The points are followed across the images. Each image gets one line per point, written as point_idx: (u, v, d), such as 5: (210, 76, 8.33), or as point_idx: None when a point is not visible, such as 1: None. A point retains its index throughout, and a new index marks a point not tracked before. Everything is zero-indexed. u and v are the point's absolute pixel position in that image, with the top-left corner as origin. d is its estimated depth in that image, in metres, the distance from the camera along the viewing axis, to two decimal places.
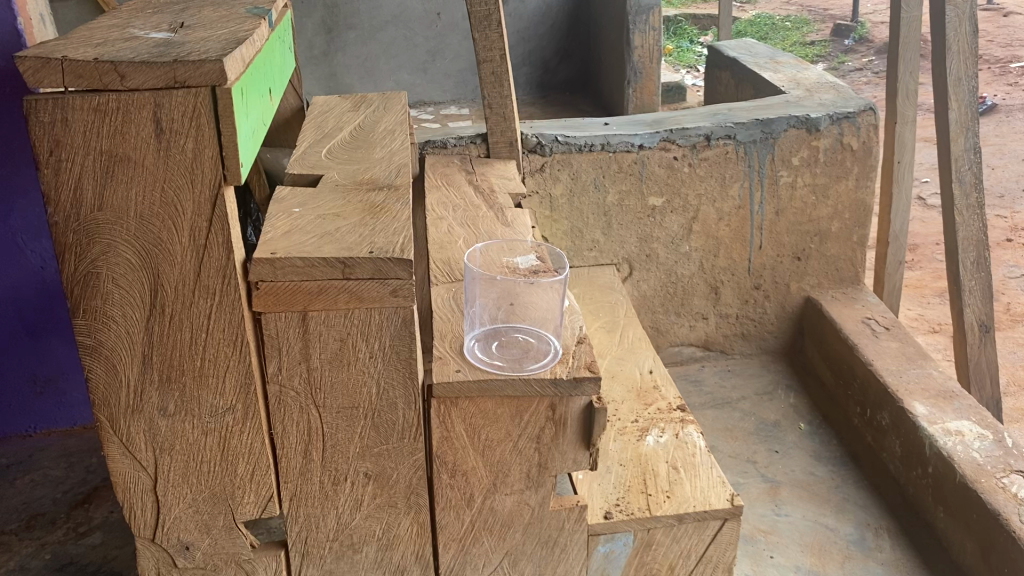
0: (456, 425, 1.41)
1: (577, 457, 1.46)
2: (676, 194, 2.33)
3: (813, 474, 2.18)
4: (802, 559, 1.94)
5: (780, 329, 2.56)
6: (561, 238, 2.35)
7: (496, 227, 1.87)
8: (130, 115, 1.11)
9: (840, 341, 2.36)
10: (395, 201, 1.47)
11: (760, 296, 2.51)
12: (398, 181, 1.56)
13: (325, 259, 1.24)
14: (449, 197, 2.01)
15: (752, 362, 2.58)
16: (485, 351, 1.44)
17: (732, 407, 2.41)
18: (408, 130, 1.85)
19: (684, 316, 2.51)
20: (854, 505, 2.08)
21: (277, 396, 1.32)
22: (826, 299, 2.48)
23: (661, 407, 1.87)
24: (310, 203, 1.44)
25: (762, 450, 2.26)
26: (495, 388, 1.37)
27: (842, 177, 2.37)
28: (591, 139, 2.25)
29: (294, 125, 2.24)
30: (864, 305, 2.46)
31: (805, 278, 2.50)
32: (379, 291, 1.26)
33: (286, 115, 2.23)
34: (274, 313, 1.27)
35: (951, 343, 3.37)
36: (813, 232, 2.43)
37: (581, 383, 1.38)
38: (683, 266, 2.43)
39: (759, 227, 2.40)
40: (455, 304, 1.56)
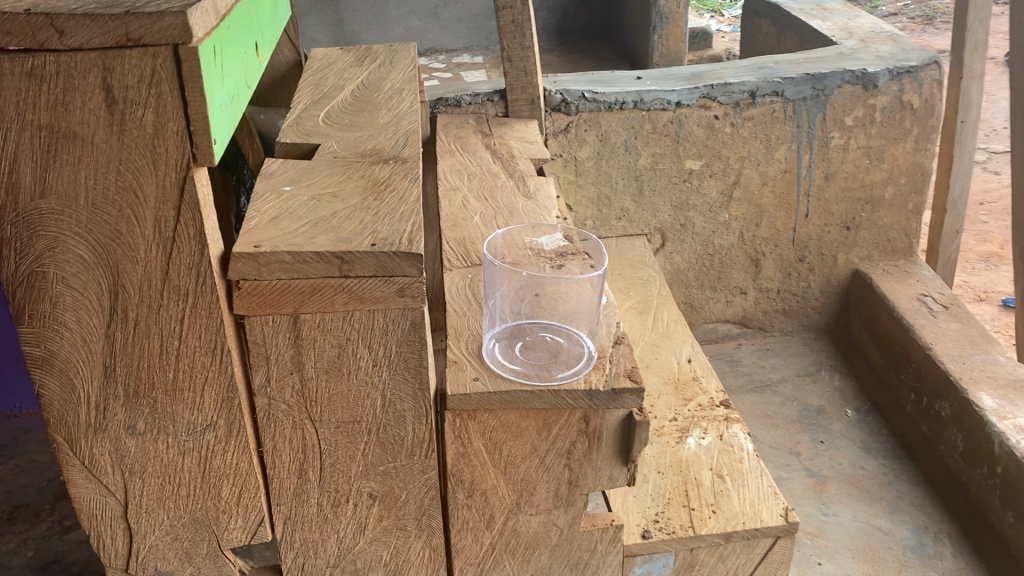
0: (474, 441, 1.21)
1: (612, 473, 1.28)
2: (716, 157, 2.10)
3: (863, 468, 1.99)
4: (854, 568, 1.76)
5: (825, 304, 2.35)
6: (587, 206, 2.14)
7: (518, 199, 1.66)
8: (73, 81, 0.89)
9: (893, 321, 2.15)
10: (402, 178, 1.25)
11: (805, 269, 2.29)
12: (406, 152, 1.34)
13: (318, 254, 1.03)
14: (465, 164, 1.80)
15: (793, 340, 2.38)
16: (508, 355, 1.23)
17: (772, 390, 2.22)
18: (419, 89, 1.63)
19: (720, 291, 2.31)
20: (910, 505, 1.89)
21: (266, 411, 1.13)
22: (877, 273, 2.27)
23: (702, 402, 1.67)
24: (302, 181, 1.23)
25: (806, 440, 2.07)
26: (519, 399, 1.17)
27: (900, 138, 2.14)
28: (622, 96, 2.01)
29: (290, 82, 2.05)
30: (919, 280, 2.24)
31: (854, 249, 2.28)
32: (383, 291, 1.06)
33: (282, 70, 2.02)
34: (259, 317, 1.06)
35: (1001, 314, 3.15)
36: (865, 199, 2.21)
37: (621, 395, 1.18)
38: (721, 236, 2.22)
39: (806, 193, 2.18)
40: (472, 294, 1.36)
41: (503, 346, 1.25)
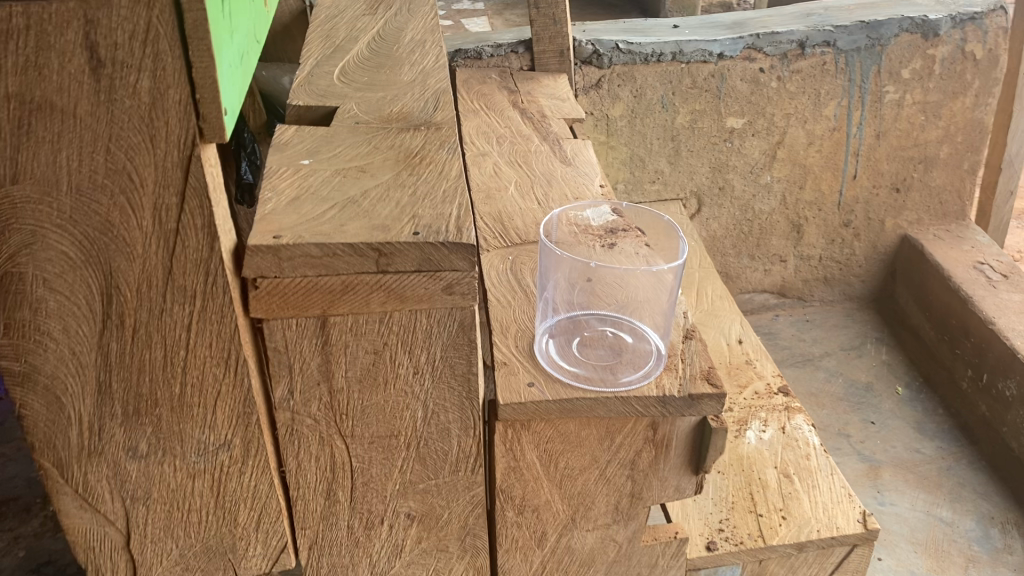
0: (527, 454, 1.05)
1: (679, 484, 1.13)
2: (759, 114, 1.92)
3: (919, 452, 1.85)
4: (917, 564, 1.63)
5: (869, 271, 2.20)
6: (619, 168, 1.96)
7: (555, 167, 1.48)
8: (48, 38, 0.71)
9: (948, 291, 2.00)
10: (438, 148, 1.07)
11: (850, 234, 2.13)
12: (438, 116, 1.16)
13: (352, 245, 0.85)
14: (492, 126, 1.62)
15: (834, 310, 2.23)
16: (569, 356, 1.07)
17: (815, 365, 2.08)
18: (443, 40, 1.44)
19: (759, 259, 2.14)
20: (972, 493, 1.76)
21: (289, 427, 0.96)
22: (927, 239, 2.11)
23: (758, 389, 1.52)
24: (323, 152, 1.05)
25: (856, 421, 1.93)
26: (581, 408, 1.01)
27: (959, 93, 1.96)
28: (660, 47, 1.82)
29: None
30: (973, 246, 2.08)
31: (903, 213, 2.12)
32: (428, 288, 0.90)
33: None
34: (280, 320, 0.89)
35: None
36: (918, 158, 2.04)
37: (699, 402, 1.02)
38: (761, 200, 2.05)
39: (856, 153, 2.01)
40: (515, 280, 1.20)
41: (563, 346, 1.09)
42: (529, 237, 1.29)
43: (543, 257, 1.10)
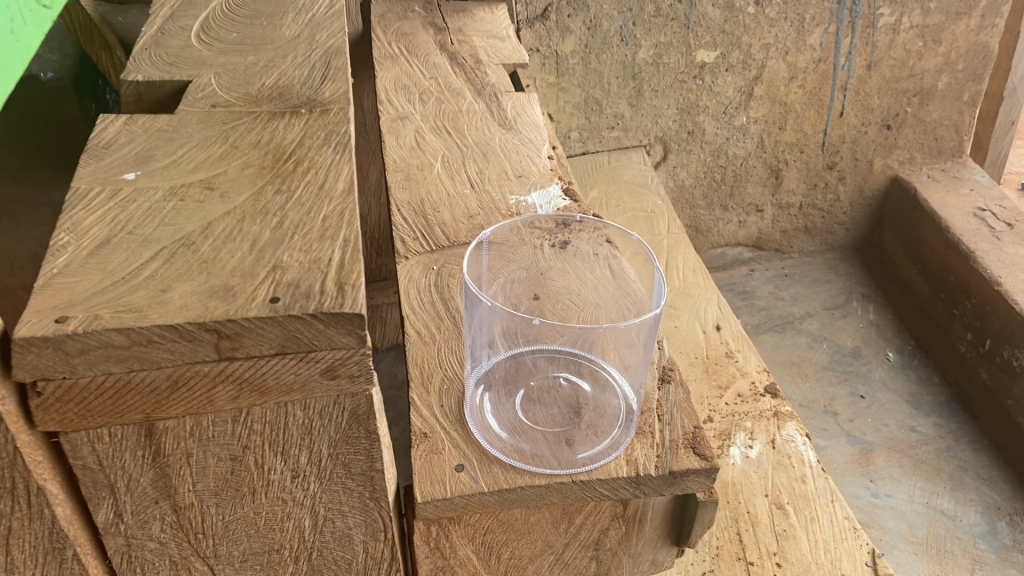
0: (458, 549, 0.80)
1: (656, 557, 0.89)
2: (734, 46, 1.63)
3: (914, 431, 1.64)
4: (917, 568, 1.43)
5: (854, 218, 1.95)
6: (571, 113, 1.67)
7: (491, 133, 1.20)
8: None
9: (945, 243, 1.76)
10: (319, 145, 0.78)
11: (834, 178, 1.88)
12: (325, 92, 0.87)
13: (175, 328, 0.57)
14: (413, 77, 1.31)
15: (815, 262, 1.99)
16: (509, 422, 0.80)
17: (796, 329, 1.85)
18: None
19: (732, 209, 1.89)
20: (975, 478, 1.56)
21: (126, 553, 0.70)
22: (920, 180, 1.86)
23: (741, 391, 1.29)
24: (158, 158, 0.76)
25: (843, 396, 1.72)
26: (526, 497, 0.76)
27: (963, 13, 1.68)
28: None
29: None
30: (973, 189, 1.84)
31: (894, 151, 1.86)
32: (299, 375, 0.62)
33: None
34: (86, 430, 0.61)
35: None
36: (913, 90, 1.77)
37: (682, 480, 0.77)
38: (736, 143, 1.78)
39: (843, 86, 1.74)
40: (441, 302, 0.93)
41: (502, 405, 0.82)
42: (459, 236, 1.01)
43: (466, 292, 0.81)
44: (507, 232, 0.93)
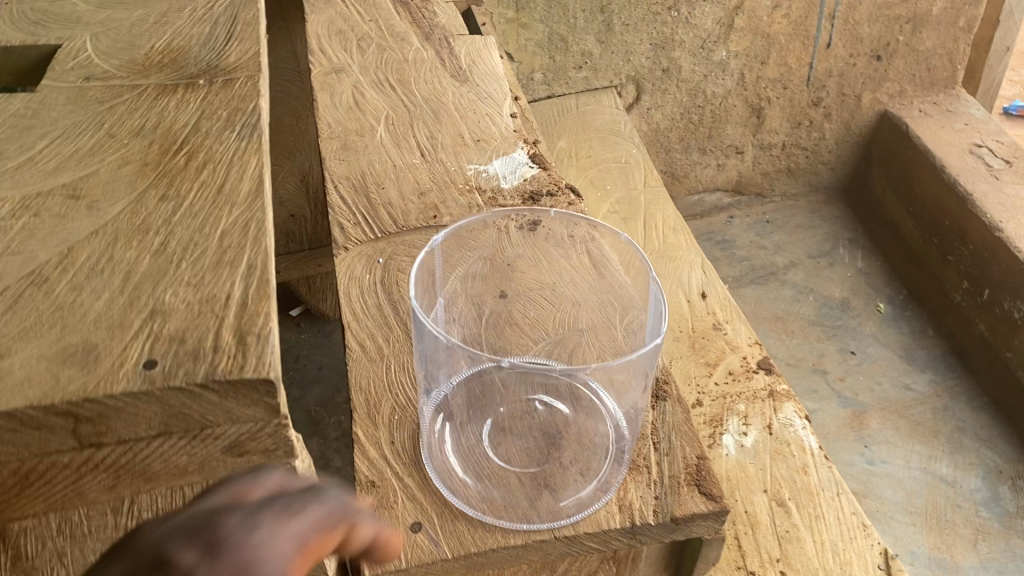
0: None
1: None
2: None
3: (909, 390, 1.54)
4: (918, 542, 1.34)
5: (839, 156, 1.82)
6: (533, 52, 1.50)
7: (443, 86, 1.03)
8: None
9: (939, 184, 1.63)
10: (220, 130, 0.62)
11: (819, 115, 1.73)
12: (230, 55, 0.69)
13: (13, 416, 0.42)
14: (350, 21, 1.13)
15: (798, 204, 1.86)
16: (478, 469, 0.65)
17: (780, 280, 1.72)
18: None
19: (711, 152, 1.74)
20: (975, 440, 1.46)
21: None
22: (911, 115, 1.72)
23: (732, 368, 1.16)
24: (11, 154, 0.59)
25: (833, 352, 1.60)
26: (500, 558, 0.62)
27: None
28: None
29: None
30: (968, 123, 1.69)
31: (884, 84, 1.71)
32: (194, 455, 0.47)
33: None
34: None
35: None
36: (906, 17, 1.61)
37: (686, 525, 0.64)
38: (715, 80, 1.62)
39: (831, 15, 1.58)
40: (388, 306, 0.77)
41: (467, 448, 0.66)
42: (409, 219, 0.86)
43: (413, 313, 0.64)
44: (459, 231, 0.75)
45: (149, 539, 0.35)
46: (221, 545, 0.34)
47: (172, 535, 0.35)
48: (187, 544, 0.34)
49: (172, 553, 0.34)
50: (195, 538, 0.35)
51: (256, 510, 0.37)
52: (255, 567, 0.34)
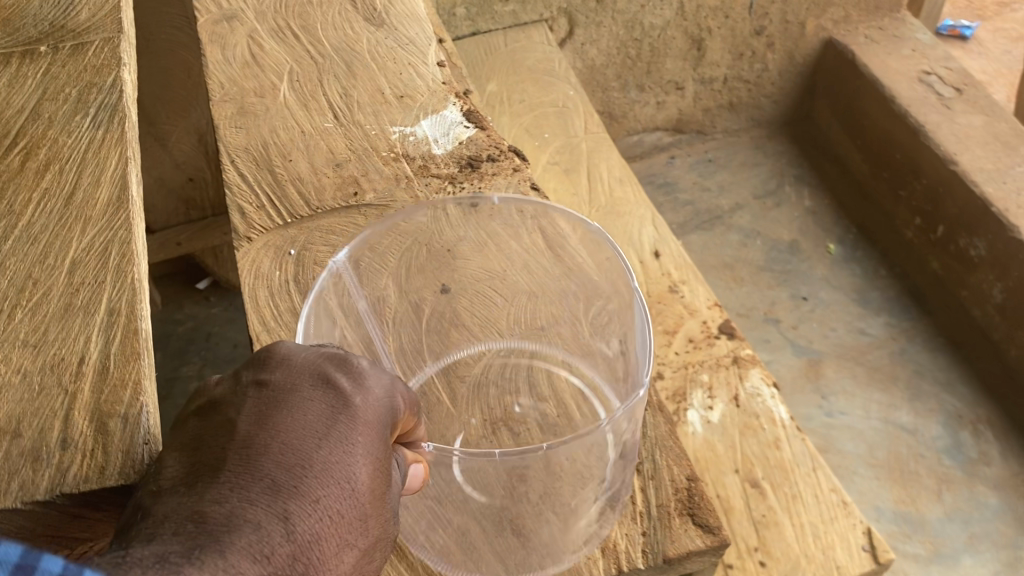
0: None
1: None
2: None
3: (864, 335, 1.48)
4: (882, 496, 1.29)
5: (782, 88, 1.72)
6: None
7: (356, 32, 0.87)
8: None
9: (889, 116, 1.53)
10: (70, 114, 0.61)
11: (762, 46, 1.63)
12: (80, 17, 0.69)
13: None
14: None
15: (739, 141, 1.77)
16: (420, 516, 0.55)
17: (725, 224, 1.64)
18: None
19: (649, 90, 1.64)
20: (934, 385, 1.41)
21: None
22: (857, 43, 1.62)
23: (693, 335, 1.07)
24: None
25: (784, 299, 1.53)
26: None
27: None
28: None
29: None
30: (916, 49, 1.60)
31: (828, 10, 1.60)
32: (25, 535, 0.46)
33: None
34: None
35: (946, 35, 2.59)
36: None
37: (680, 563, 0.55)
38: (653, 11, 1.49)
39: None
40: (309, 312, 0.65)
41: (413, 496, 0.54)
42: (325, 198, 0.72)
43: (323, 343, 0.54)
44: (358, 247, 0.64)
45: (304, 376, 0.45)
46: (364, 389, 0.45)
47: (318, 371, 0.45)
48: (334, 381, 0.45)
49: (326, 382, 0.44)
50: (339, 373, 0.45)
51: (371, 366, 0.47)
52: (381, 410, 0.45)
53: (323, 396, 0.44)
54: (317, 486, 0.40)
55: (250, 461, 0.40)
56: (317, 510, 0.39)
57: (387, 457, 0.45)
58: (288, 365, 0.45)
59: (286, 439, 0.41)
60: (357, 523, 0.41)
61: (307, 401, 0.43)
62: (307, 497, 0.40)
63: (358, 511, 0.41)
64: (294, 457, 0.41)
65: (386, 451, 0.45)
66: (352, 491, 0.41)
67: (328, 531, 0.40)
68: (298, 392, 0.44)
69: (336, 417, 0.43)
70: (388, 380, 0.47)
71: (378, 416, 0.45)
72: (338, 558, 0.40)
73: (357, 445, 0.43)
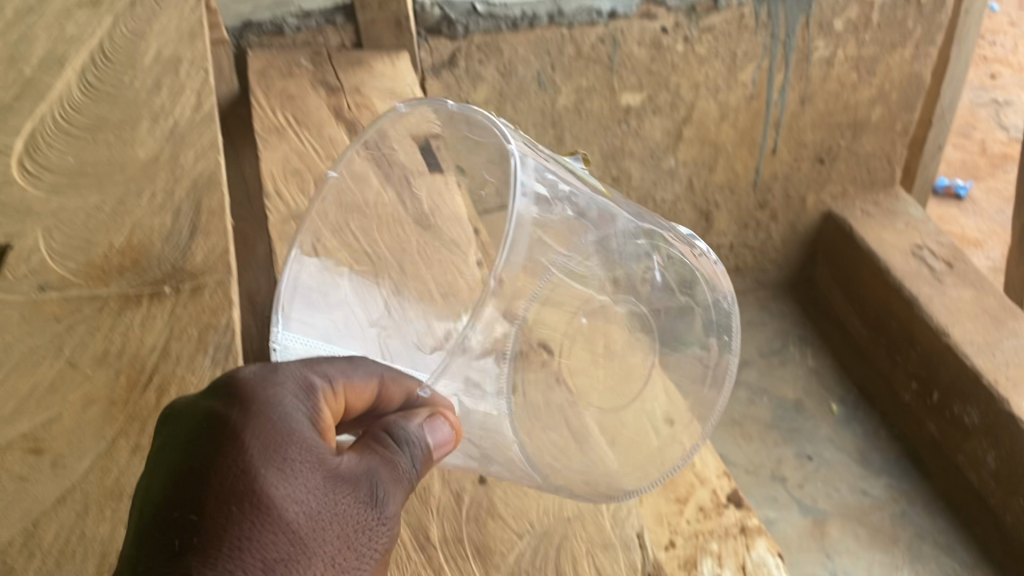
0: None
1: None
2: (662, 87, 1.51)
3: (866, 495, 1.55)
4: None
5: (785, 254, 1.85)
6: None
7: (406, 233, 1.00)
8: None
9: (884, 287, 1.63)
10: (193, 356, 0.69)
11: (765, 216, 1.78)
12: (195, 257, 0.76)
13: None
14: (307, 159, 1.08)
15: (747, 302, 1.89)
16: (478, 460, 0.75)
17: (733, 381, 1.74)
18: (208, 29, 0.95)
19: None
20: (933, 547, 1.47)
21: None
22: (854, 216, 1.75)
23: None
24: None
25: (790, 457, 1.62)
26: None
27: (898, 44, 1.56)
28: (532, 8, 1.35)
29: None
30: (908, 223, 1.70)
31: (827, 186, 1.75)
32: None
33: None
34: None
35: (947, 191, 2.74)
36: (846, 123, 1.66)
37: None
38: (664, 188, 1.68)
39: (777, 122, 1.62)
40: None
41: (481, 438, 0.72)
42: None
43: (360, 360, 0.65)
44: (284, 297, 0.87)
45: (199, 413, 0.51)
46: (256, 404, 0.51)
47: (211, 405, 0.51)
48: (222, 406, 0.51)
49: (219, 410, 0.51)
50: (227, 399, 0.51)
51: (263, 379, 0.54)
52: (283, 414, 0.52)
53: (218, 424, 0.50)
54: (236, 509, 0.47)
55: (177, 509, 0.46)
56: (242, 528, 0.46)
57: (313, 452, 0.51)
58: (183, 413, 0.51)
59: (198, 477, 0.47)
60: (292, 521, 0.48)
61: (206, 436, 0.49)
62: (231, 518, 0.46)
63: (286, 512, 0.48)
64: (208, 489, 0.47)
65: (308, 449, 0.51)
66: (275, 499, 0.48)
67: (260, 551, 0.46)
68: (198, 431, 0.50)
69: (232, 437, 0.49)
70: (284, 388, 0.54)
71: (279, 422, 0.51)
72: (289, 554, 0.47)
73: (260, 453, 0.49)
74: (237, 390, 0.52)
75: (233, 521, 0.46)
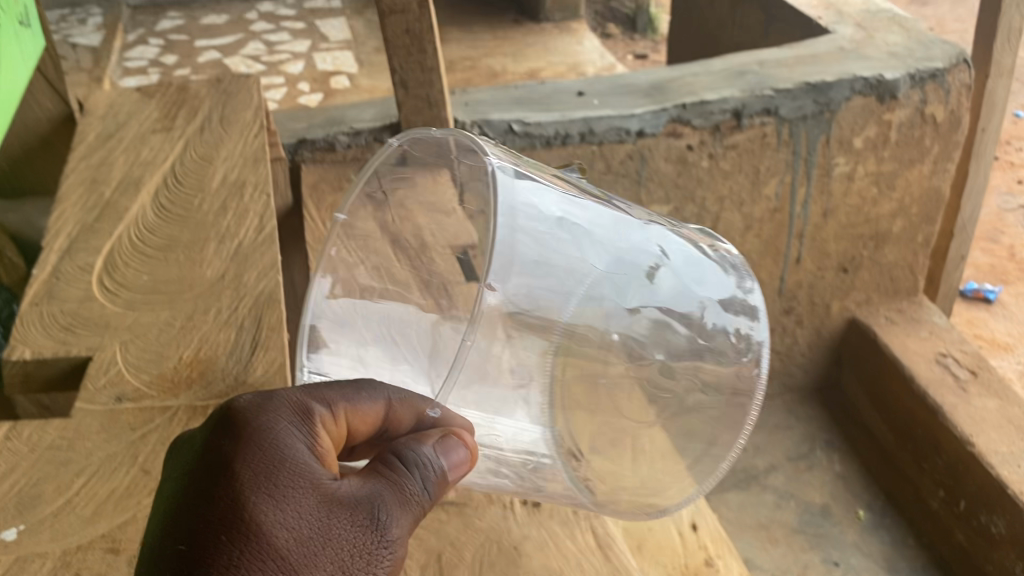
0: None
1: None
2: (688, 198, 1.59)
3: None
4: None
5: (812, 360, 1.89)
6: None
7: None
8: None
9: (909, 394, 1.66)
10: None
11: (791, 322, 1.83)
12: (255, 370, 0.81)
13: None
14: None
15: (774, 406, 1.92)
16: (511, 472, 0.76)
17: (760, 485, 1.76)
18: (269, 156, 1.05)
19: None
20: None
21: None
22: (879, 323, 1.79)
23: None
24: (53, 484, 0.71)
25: (817, 563, 1.62)
26: None
27: (916, 160, 1.64)
28: (565, 128, 1.46)
29: (60, 145, 1.39)
30: (932, 331, 1.74)
31: (851, 294, 1.80)
32: None
33: (46, 131, 1.37)
34: None
35: (976, 296, 2.77)
36: (869, 234, 1.72)
37: None
38: None
39: (800, 233, 1.68)
40: None
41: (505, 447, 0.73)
42: None
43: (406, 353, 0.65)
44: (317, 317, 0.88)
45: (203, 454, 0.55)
46: (249, 438, 0.55)
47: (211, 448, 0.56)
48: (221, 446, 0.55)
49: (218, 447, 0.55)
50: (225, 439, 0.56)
51: (261, 416, 0.57)
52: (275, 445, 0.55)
53: (214, 461, 0.54)
54: (224, 535, 0.49)
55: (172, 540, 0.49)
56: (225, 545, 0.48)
57: (307, 477, 0.53)
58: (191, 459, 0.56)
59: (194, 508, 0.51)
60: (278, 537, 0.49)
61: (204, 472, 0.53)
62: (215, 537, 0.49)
63: (269, 526, 0.50)
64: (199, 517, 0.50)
65: (300, 474, 0.54)
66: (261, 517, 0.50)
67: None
68: (200, 471, 0.54)
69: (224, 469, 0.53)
70: (281, 422, 0.57)
71: (271, 453, 0.54)
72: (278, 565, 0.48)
73: (247, 478, 0.52)
74: (236, 426, 0.56)
75: (220, 546, 0.48)
